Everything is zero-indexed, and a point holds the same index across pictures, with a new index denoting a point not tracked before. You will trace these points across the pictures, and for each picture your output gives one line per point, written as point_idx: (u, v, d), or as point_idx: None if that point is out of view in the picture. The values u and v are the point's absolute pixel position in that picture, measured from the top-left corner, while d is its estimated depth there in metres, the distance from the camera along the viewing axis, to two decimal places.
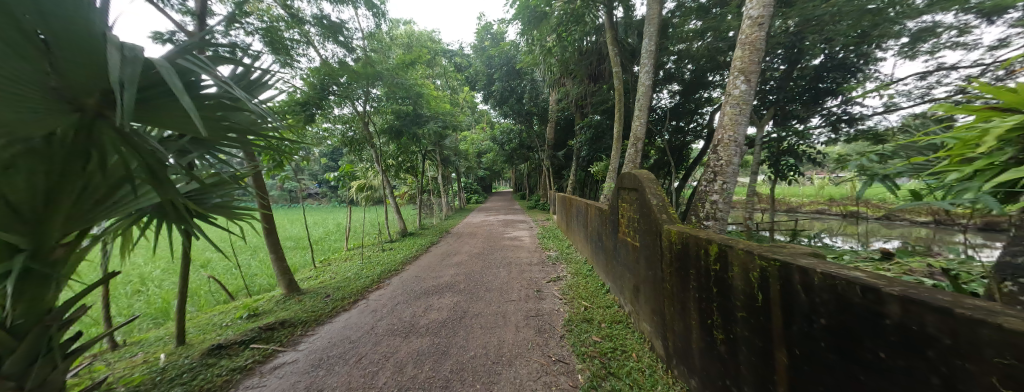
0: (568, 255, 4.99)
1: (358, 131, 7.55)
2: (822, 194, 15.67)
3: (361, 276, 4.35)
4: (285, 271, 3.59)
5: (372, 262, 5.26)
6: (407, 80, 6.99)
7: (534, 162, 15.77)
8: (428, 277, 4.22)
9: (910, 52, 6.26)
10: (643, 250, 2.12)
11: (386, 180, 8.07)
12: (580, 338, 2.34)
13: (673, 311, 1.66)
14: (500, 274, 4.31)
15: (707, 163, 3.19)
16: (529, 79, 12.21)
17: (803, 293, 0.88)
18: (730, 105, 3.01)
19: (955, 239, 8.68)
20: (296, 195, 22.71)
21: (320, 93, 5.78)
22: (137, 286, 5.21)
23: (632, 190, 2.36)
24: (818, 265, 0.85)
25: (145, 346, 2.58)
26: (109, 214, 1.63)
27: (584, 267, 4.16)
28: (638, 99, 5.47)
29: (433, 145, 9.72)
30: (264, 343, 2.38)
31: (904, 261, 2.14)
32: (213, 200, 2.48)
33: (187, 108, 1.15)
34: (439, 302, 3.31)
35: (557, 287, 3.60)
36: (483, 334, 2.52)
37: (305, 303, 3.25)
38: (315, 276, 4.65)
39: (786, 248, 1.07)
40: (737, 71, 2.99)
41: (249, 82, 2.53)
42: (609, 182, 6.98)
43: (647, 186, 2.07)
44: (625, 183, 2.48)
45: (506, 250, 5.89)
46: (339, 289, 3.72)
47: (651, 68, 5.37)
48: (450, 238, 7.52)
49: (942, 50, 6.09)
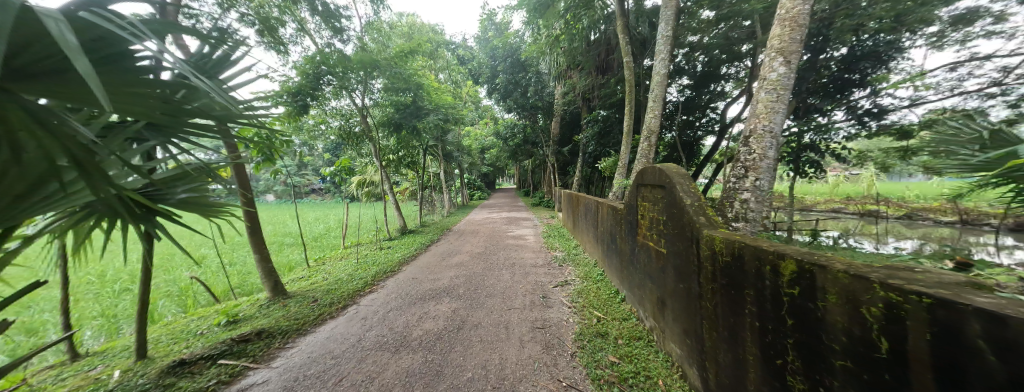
0: (576, 257, 4.66)
1: (356, 124, 7.25)
2: (838, 192, 15.15)
3: (354, 277, 4.08)
4: (270, 272, 3.30)
5: (367, 261, 5.00)
6: (406, 70, 6.62)
7: (538, 158, 15.43)
8: (426, 280, 3.94)
9: (939, 42, 5.73)
10: (669, 257, 1.81)
11: (386, 175, 7.81)
12: (594, 357, 2.03)
13: (714, 335, 1.36)
14: (503, 276, 4.01)
15: (736, 158, 2.84)
16: (534, 72, 11.75)
17: (992, 355, 0.53)
18: (765, 91, 2.65)
19: (981, 239, 8.29)
20: (299, 189, 22.73)
21: (314, 83, 5.48)
22: (126, 284, 5.01)
23: (654, 186, 2.05)
24: (1018, 311, 0.52)
25: (107, 358, 2.32)
26: (30, 216, 1.31)
27: (594, 270, 3.84)
28: (652, 90, 5.07)
29: (434, 140, 9.42)
30: (234, 359, 2.09)
31: (989, 273, 1.77)
32: (178, 196, 2.16)
33: (83, 76, 0.85)
34: (436, 309, 3.01)
35: (564, 293, 3.30)
36: (484, 351, 2.22)
37: (289, 309, 2.97)
38: (307, 277, 4.39)
39: (916, 270, 0.73)
40: (774, 52, 2.61)
41: (213, 63, 2.22)
42: (617, 178, 6.62)
43: (676, 180, 1.75)
44: (646, 179, 2.17)
45: (509, 250, 5.59)
46: (329, 292, 3.45)
47: (667, 55, 4.94)
48: (451, 236, 7.24)
49: (977, 39, 5.57)
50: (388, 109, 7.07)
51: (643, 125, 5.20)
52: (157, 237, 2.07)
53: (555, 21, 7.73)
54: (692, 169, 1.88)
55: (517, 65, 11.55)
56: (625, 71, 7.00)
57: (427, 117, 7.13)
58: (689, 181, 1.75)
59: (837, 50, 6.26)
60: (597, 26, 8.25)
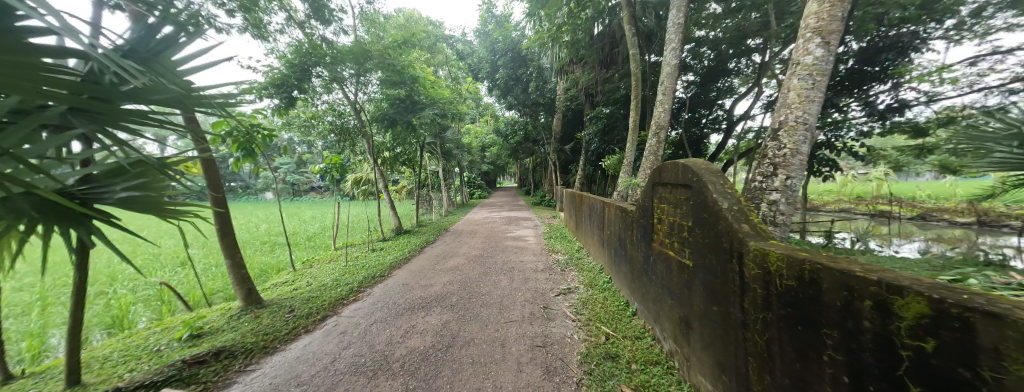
0: (579, 260, 4.37)
1: (350, 119, 6.96)
2: (847, 191, 14.77)
3: (339, 283, 3.78)
4: (242, 280, 3.00)
5: (357, 264, 4.70)
6: (401, 61, 6.26)
7: (540, 157, 15.10)
8: (417, 287, 3.64)
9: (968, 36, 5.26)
10: (696, 270, 1.51)
11: (380, 173, 7.51)
12: (605, 387, 1.71)
13: (764, 377, 1.06)
14: (501, 283, 3.71)
15: (764, 154, 2.51)
16: (536, 66, 11.38)
17: None
18: (798, 77, 2.32)
19: (991, 240, 8.14)
20: (298, 187, 22.52)
21: (301, 75, 5.17)
22: (104, 287, 4.75)
23: (675, 186, 1.74)
24: None
25: (43, 379, 2.02)
26: None
27: (599, 277, 3.54)
28: (662, 81, 4.72)
29: (432, 136, 9.08)
30: (180, 388, 1.78)
31: None
32: (117, 195, 1.82)
33: None
34: (425, 322, 2.70)
35: (568, 302, 2.99)
36: (474, 376, 1.91)
37: (261, 321, 2.68)
38: (291, 283, 4.11)
39: None
40: (810, 32, 2.29)
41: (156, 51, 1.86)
42: (623, 176, 6.30)
43: (705, 178, 1.44)
44: (665, 176, 1.87)
45: (509, 252, 5.28)
46: (310, 300, 3.15)
47: (679, 44, 4.59)
48: (448, 237, 6.94)
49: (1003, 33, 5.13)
50: (382, 103, 6.72)
51: (652, 119, 4.86)
52: (93, 245, 1.77)
53: (557, 12, 7.38)
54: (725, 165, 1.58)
55: (518, 60, 11.17)
56: (631, 64, 6.65)
57: (423, 113, 6.76)
58: (722, 178, 1.44)
59: (855, 42, 5.93)
60: (601, 18, 7.92)
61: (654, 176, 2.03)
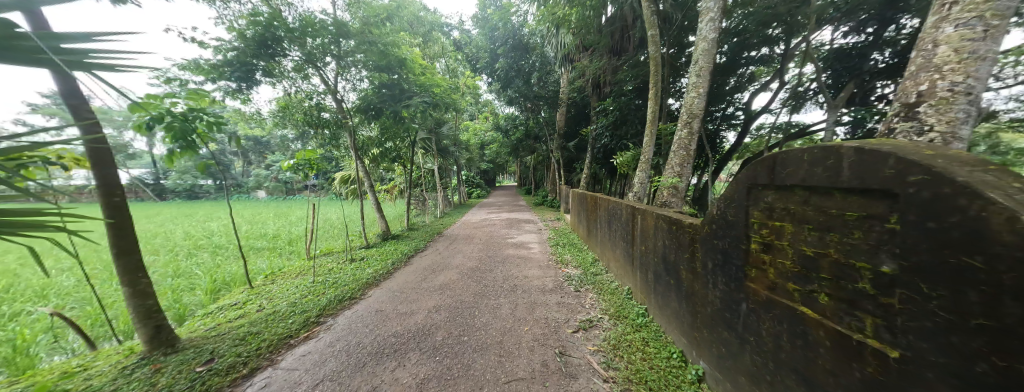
0: (596, 277, 3.61)
1: (329, 111, 6.16)
2: None
3: (296, 308, 3.00)
4: (147, 315, 2.22)
5: (327, 280, 3.92)
6: (384, 39, 5.37)
7: (541, 154, 14.31)
8: (395, 315, 2.86)
9: None
10: (924, 372, 0.78)
11: (365, 172, 6.71)
12: None
13: None
14: (501, 309, 2.95)
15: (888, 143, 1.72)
16: (539, 55, 10.51)
17: None
18: (960, 24, 1.52)
19: None
20: (290, 186, 21.77)
21: (259, 50, 4.26)
22: (25, 303, 3.98)
23: (821, 191, 0.99)
24: None
25: None
26: None
27: (626, 303, 2.77)
28: (697, 60, 3.91)
29: (424, 130, 8.24)
30: None
31: None
32: None
33: None
34: (392, 382, 1.90)
35: (591, 345, 2.24)
36: None
37: (159, 380, 1.88)
38: (241, 307, 3.33)
39: None
40: None
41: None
42: (640, 175, 5.51)
43: (960, 179, 0.67)
44: (786, 172, 1.09)
45: (510, 264, 4.52)
46: (243, 341, 2.34)
47: (719, 15, 3.78)
48: (441, 243, 6.14)
49: None
50: (365, 91, 5.91)
51: (682, 107, 4.06)
52: None
53: None
54: (937, 150, 0.86)
55: (519, 48, 10.29)
56: (650, 47, 5.81)
57: (410, 101, 5.85)
58: (995, 179, 0.70)
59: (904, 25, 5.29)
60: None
61: (750, 172, 1.26)
